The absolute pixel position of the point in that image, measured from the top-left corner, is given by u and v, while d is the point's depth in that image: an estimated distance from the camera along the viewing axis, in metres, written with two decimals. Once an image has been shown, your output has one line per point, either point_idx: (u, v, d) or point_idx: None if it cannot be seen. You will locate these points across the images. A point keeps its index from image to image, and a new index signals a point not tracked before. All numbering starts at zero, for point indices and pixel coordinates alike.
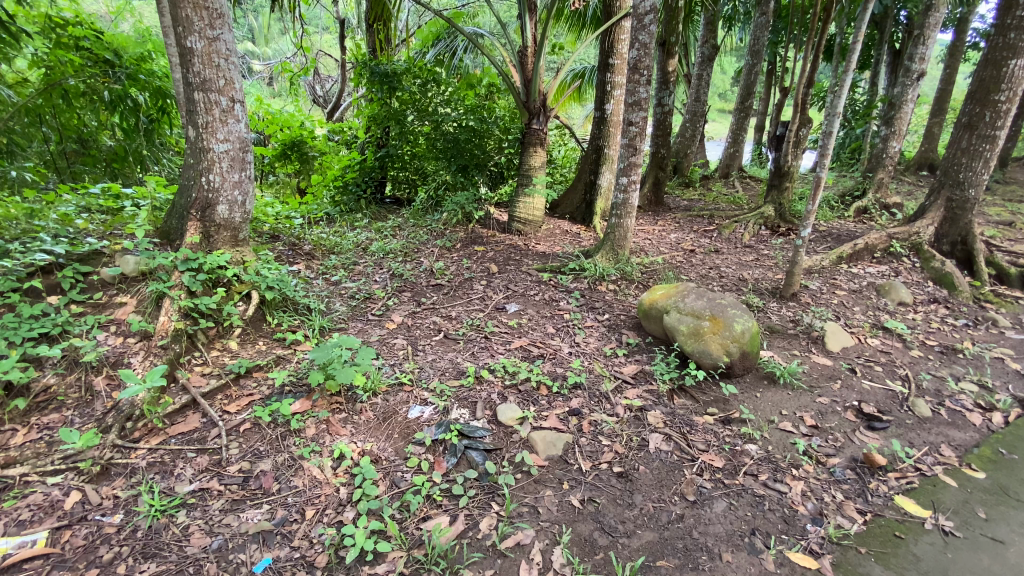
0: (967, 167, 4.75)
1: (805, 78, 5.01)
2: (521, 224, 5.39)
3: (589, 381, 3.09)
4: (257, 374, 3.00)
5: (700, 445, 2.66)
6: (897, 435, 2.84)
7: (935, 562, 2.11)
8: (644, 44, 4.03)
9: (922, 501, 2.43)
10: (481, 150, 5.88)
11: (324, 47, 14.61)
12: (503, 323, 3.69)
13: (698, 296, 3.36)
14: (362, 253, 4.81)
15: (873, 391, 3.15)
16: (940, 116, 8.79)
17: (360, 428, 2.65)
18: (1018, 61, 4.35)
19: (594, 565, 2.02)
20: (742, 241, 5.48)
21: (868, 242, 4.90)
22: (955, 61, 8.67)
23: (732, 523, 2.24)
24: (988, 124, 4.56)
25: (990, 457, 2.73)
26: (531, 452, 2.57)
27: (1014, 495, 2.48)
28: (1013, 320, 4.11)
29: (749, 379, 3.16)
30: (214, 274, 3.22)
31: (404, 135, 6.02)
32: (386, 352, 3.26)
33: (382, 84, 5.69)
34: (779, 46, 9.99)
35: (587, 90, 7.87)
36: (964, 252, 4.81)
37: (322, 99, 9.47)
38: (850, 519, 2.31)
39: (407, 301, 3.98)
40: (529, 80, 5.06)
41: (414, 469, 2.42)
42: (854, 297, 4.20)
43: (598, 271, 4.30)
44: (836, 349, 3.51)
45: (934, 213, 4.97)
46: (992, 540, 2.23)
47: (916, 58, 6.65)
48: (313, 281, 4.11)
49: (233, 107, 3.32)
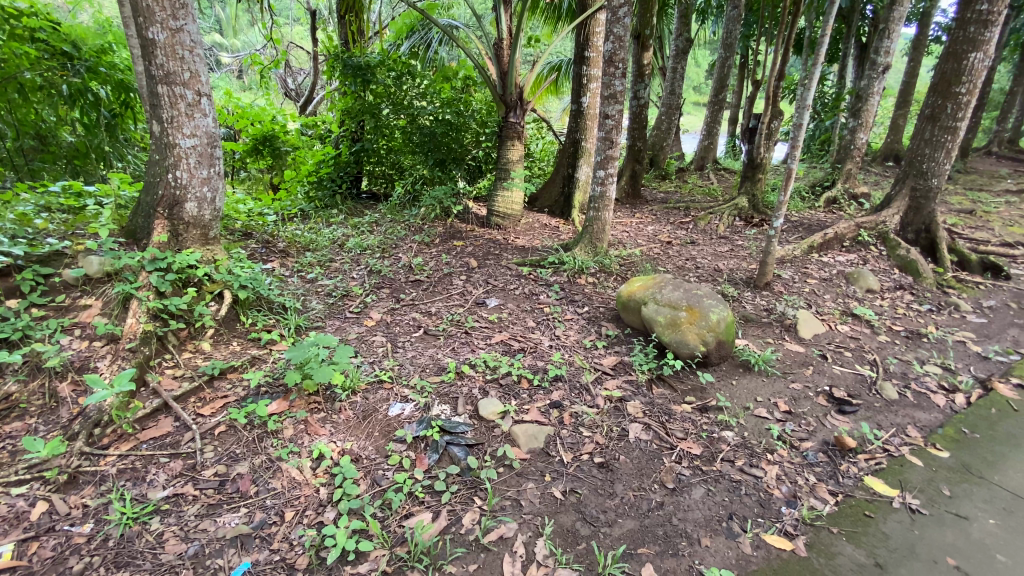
0: (930, 157, 4.90)
1: (776, 71, 5.09)
2: (500, 218, 5.43)
3: (569, 373, 3.11)
4: (231, 376, 2.92)
5: (679, 434, 2.71)
6: (866, 418, 2.93)
7: (903, 540, 2.18)
8: (618, 37, 4.06)
9: (890, 480, 2.51)
10: (458, 143, 5.84)
11: (296, 39, 14.58)
12: (483, 318, 3.67)
13: (675, 286, 3.41)
14: (338, 250, 4.73)
15: (843, 375, 3.26)
16: (904, 107, 9.05)
17: (339, 427, 2.62)
18: (978, 53, 4.50)
19: (577, 555, 2.05)
20: (717, 232, 5.57)
21: (837, 231, 5.03)
22: (919, 55, 8.91)
23: (710, 508, 2.29)
24: (950, 115, 4.71)
25: (953, 436, 2.82)
26: (513, 445, 2.57)
27: (977, 472, 2.57)
28: (974, 304, 4.26)
29: (725, 367, 3.23)
30: (184, 274, 3.12)
31: (380, 129, 5.85)
32: (365, 350, 3.22)
33: (355, 77, 5.58)
34: (752, 39, 10.14)
35: (563, 83, 7.89)
36: (928, 240, 4.97)
37: (294, 92, 9.29)
38: (823, 500, 2.38)
39: (385, 297, 3.93)
40: (505, 72, 5.02)
41: (396, 467, 2.41)
42: (825, 285, 4.32)
43: (577, 265, 4.34)
44: (808, 336, 3.61)
45: (899, 203, 5.11)
46: (956, 516, 2.31)
47: (881, 52, 6.78)
48: (288, 279, 4.03)
49: (200, 101, 3.21)
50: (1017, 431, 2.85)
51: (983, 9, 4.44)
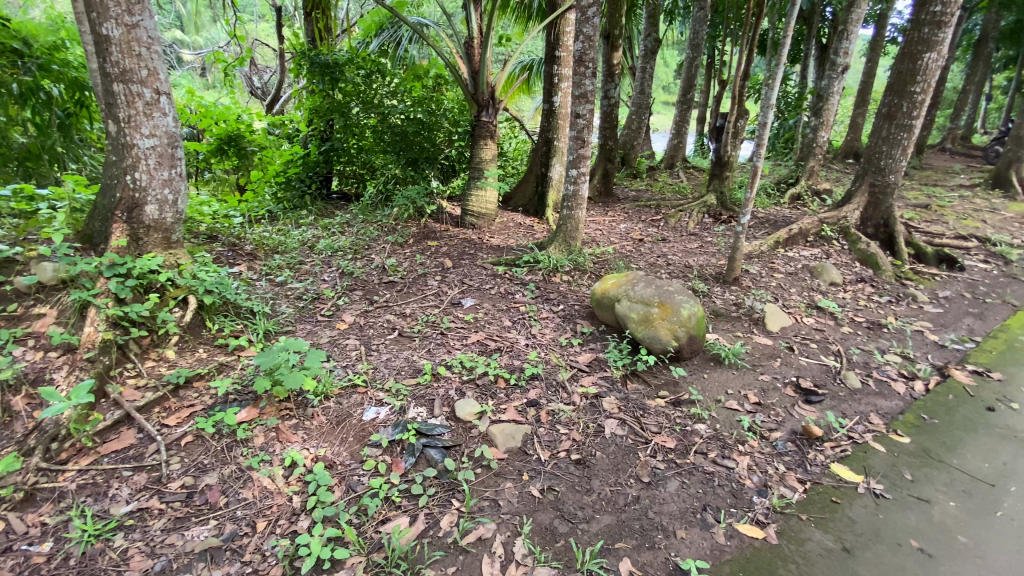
0: (887, 154, 5.11)
1: (742, 71, 5.21)
2: (474, 218, 5.40)
3: (545, 371, 3.13)
4: (198, 384, 2.83)
5: (653, 428, 2.75)
6: (831, 407, 3.03)
7: (868, 524, 2.25)
8: (588, 37, 4.09)
9: (855, 467, 2.59)
10: (430, 142, 5.78)
11: (262, 36, 14.24)
12: (459, 319, 3.65)
13: (647, 283, 3.46)
14: (308, 252, 4.63)
15: (809, 366, 3.36)
16: (863, 106, 9.40)
17: (312, 433, 2.56)
18: (932, 54, 4.70)
19: (555, 553, 2.06)
20: (687, 229, 5.68)
21: (801, 226, 5.18)
22: (875, 56, 9.26)
23: (685, 500, 2.33)
24: (906, 114, 4.91)
25: (913, 422, 2.92)
26: (490, 446, 2.57)
27: (936, 456, 2.66)
28: (930, 295, 4.45)
29: (697, 361, 3.30)
30: (145, 279, 3.01)
31: (349, 128, 5.77)
32: (338, 354, 3.16)
33: (323, 75, 5.50)
34: (718, 39, 10.37)
35: (535, 82, 7.91)
36: (886, 234, 5.18)
37: (260, 91, 9.07)
38: (793, 488, 2.45)
39: (358, 299, 3.87)
40: (476, 71, 5.00)
41: (372, 472, 2.37)
42: (791, 279, 4.45)
43: (552, 263, 4.36)
44: (776, 329, 3.71)
45: (859, 198, 5.31)
46: (918, 500, 2.39)
47: (840, 52, 7.02)
48: (257, 283, 3.93)
49: (159, 99, 3.09)
50: (973, 415, 2.96)
51: (937, 10, 4.62)
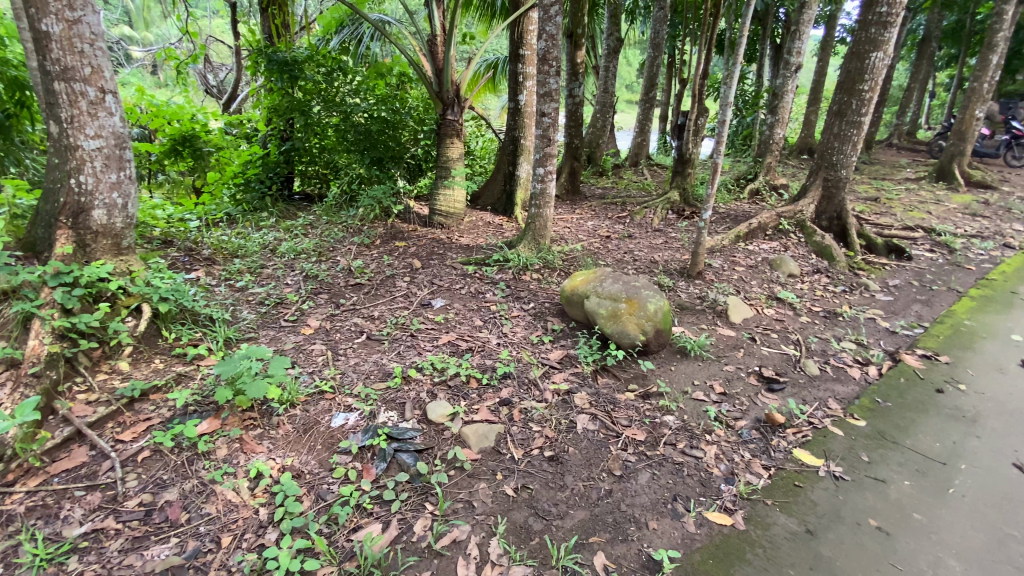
0: (839, 150, 5.33)
1: (701, 70, 5.34)
2: (442, 217, 5.35)
3: (517, 369, 3.13)
4: (155, 397, 2.70)
5: (624, 421, 2.79)
6: (792, 394, 3.14)
7: (829, 505, 2.34)
8: (551, 36, 4.11)
9: (815, 451, 2.68)
10: (395, 142, 5.69)
11: (216, 32, 13.76)
12: (428, 320, 3.61)
13: (615, 279, 3.51)
14: (269, 255, 4.49)
15: (770, 356, 3.48)
16: (815, 104, 9.79)
17: (278, 443, 2.49)
18: (878, 53, 4.92)
19: (531, 551, 2.06)
20: (652, 225, 5.79)
21: (760, 221, 5.36)
22: (826, 56, 9.65)
23: (656, 491, 2.38)
24: (855, 111, 5.13)
25: (868, 406, 3.04)
26: (463, 447, 2.55)
27: (890, 437, 2.77)
28: (881, 284, 4.66)
29: (664, 354, 3.36)
30: (94, 288, 2.85)
31: (310, 127, 5.62)
32: (303, 360, 3.08)
33: (281, 72, 5.33)
34: (678, 39, 10.59)
35: (501, 80, 7.90)
36: (840, 226, 5.41)
37: (216, 89, 8.76)
38: (758, 474, 2.53)
39: (324, 303, 3.78)
40: (440, 69, 4.95)
41: (341, 479, 2.32)
42: (752, 272, 4.60)
43: (521, 261, 4.37)
44: (738, 321, 3.83)
45: (814, 193, 5.52)
46: (875, 480, 2.49)
47: (793, 52, 7.27)
48: (216, 289, 3.78)
49: (104, 98, 2.93)
50: (924, 397, 3.09)
51: (883, 11, 4.83)
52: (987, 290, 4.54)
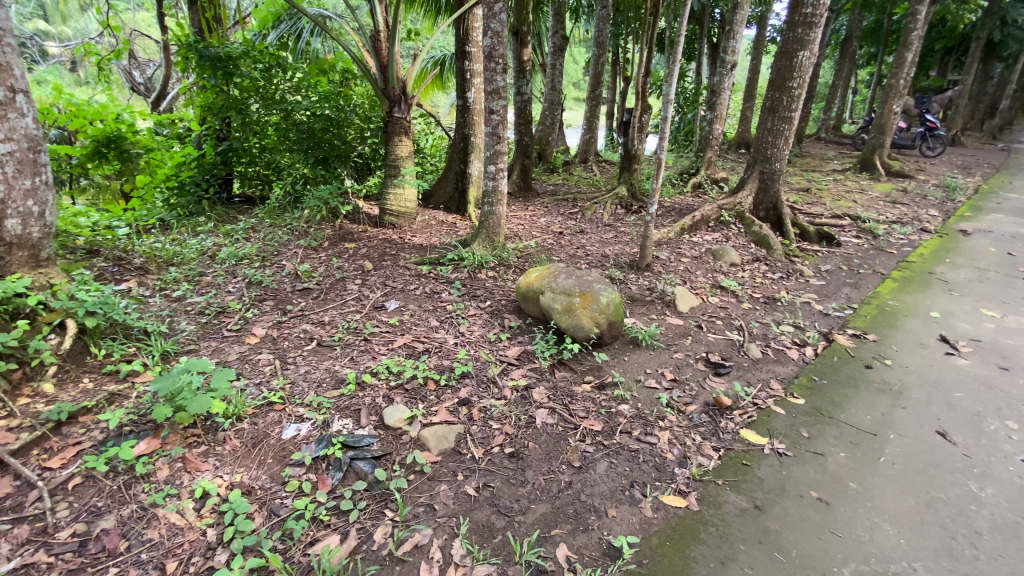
0: (772, 144, 5.62)
1: (643, 68, 5.50)
2: (393, 217, 5.26)
3: (475, 368, 3.12)
4: (85, 419, 2.50)
5: (581, 413, 2.84)
6: (738, 377, 3.30)
7: (775, 481, 2.47)
8: (496, 33, 4.11)
9: (760, 430, 2.83)
10: (341, 140, 5.51)
11: (141, 26, 12.91)
12: (383, 323, 3.53)
13: (568, 274, 3.56)
14: (208, 262, 4.26)
15: (716, 342, 3.64)
16: (751, 100, 10.29)
17: (225, 459, 2.37)
18: (804, 53, 5.22)
19: (494, 549, 2.06)
20: (603, 220, 5.91)
21: (703, 213, 5.59)
22: (759, 54, 10.15)
23: (614, 480, 2.44)
24: (786, 107, 5.43)
25: (806, 385, 3.23)
26: (422, 450, 2.52)
27: (827, 413, 2.96)
28: (814, 270, 4.97)
29: (617, 345, 3.45)
30: (10, 304, 2.59)
31: (249, 125, 5.36)
32: (250, 370, 2.94)
33: (214, 69, 5.06)
34: (621, 37, 10.84)
35: (448, 77, 7.83)
36: (776, 217, 5.71)
37: (143, 87, 8.22)
38: (709, 456, 2.64)
39: (270, 310, 3.63)
40: (385, 65, 4.84)
41: (295, 492, 2.24)
42: (697, 262, 4.79)
43: (476, 260, 4.35)
44: (686, 310, 3.98)
45: (751, 185, 5.81)
46: (814, 453, 2.65)
47: (728, 51, 7.60)
48: (150, 300, 3.55)
49: (14, 98, 2.67)
50: (855, 373, 3.33)
51: (807, 12, 5.12)
52: (907, 271, 4.93)
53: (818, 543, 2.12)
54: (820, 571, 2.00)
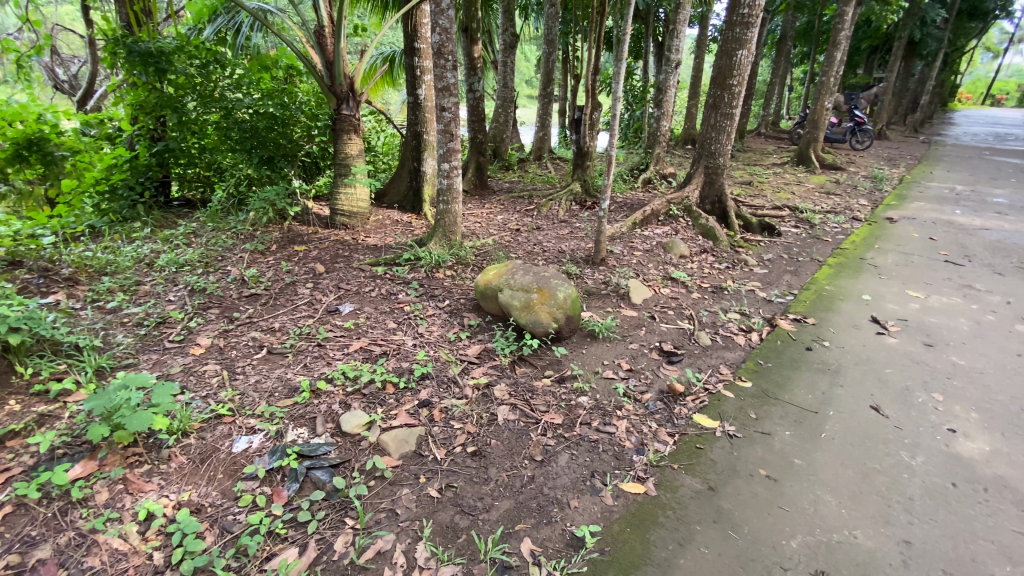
0: (716, 140, 5.85)
1: (592, 66, 5.59)
2: (345, 218, 5.14)
3: (435, 369, 3.09)
4: (11, 444, 2.31)
5: (542, 407, 2.88)
6: (689, 364, 3.43)
7: (726, 462, 2.59)
8: (444, 29, 4.07)
9: (712, 414, 2.95)
10: (287, 139, 5.31)
11: (63, 19, 12.06)
12: (338, 327, 3.44)
13: (525, 271, 3.58)
14: (146, 270, 4.02)
15: (669, 331, 3.76)
16: (695, 98, 10.67)
17: (171, 478, 2.25)
18: (743, 52, 5.46)
19: (458, 549, 2.05)
20: (558, 216, 5.98)
21: (653, 208, 5.75)
22: (702, 53, 10.52)
23: (575, 471, 2.48)
24: (728, 104, 5.66)
25: (753, 368, 3.40)
26: (382, 455, 2.48)
27: (772, 395, 3.12)
28: (758, 259, 5.21)
29: (575, 339, 3.51)
30: None
31: (186, 125, 5.10)
32: (195, 383, 2.81)
33: (144, 65, 4.74)
34: (571, 35, 10.99)
35: (399, 74, 7.69)
36: (721, 209, 5.96)
37: (67, 85, 7.67)
38: (665, 442, 2.73)
39: (215, 319, 3.46)
40: (331, 61, 4.70)
41: (249, 507, 2.16)
42: (649, 255, 4.93)
43: (433, 259, 4.31)
44: (640, 301, 4.09)
45: (697, 179, 6.02)
46: (762, 433, 2.79)
47: (673, 49, 7.84)
48: (80, 313, 3.32)
49: None
50: (797, 355, 3.52)
51: (745, 13, 5.34)
52: (842, 258, 5.25)
53: (767, 518, 2.24)
54: (770, 545, 2.10)
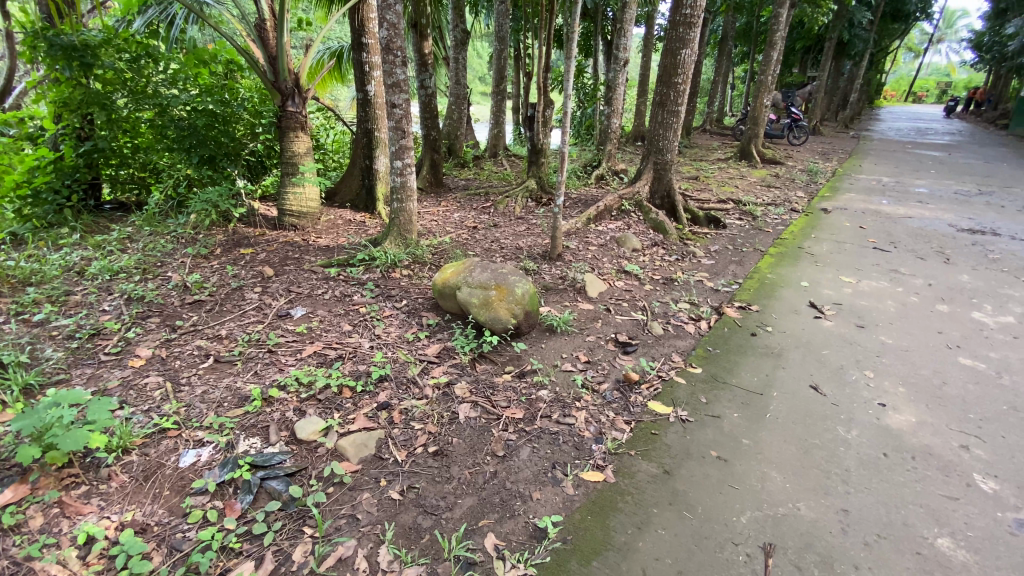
0: (663, 136, 6.03)
1: (543, 64, 5.64)
2: (294, 218, 4.97)
3: (394, 370, 3.06)
4: None
5: (503, 403, 2.90)
6: (644, 353, 3.54)
7: (680, 446, 2.69)
8: (392, 24, 4.00)
9: (665, 401, 3.06)
10: (228, 137, 5.01)
11: None
12: (289, 331, 3.34)
13: (482, 268, 3.59)
14: (77, 279, 3.76)
15: (624, 323, 3.87)
16: (644, 95, 10.96)
17: (113, 498, 2.13)
18: (686, 51, 5.66)
19: (421, 550, 2.05)
20: (515, 213, 6.01)
21: (606, 204, 5.88)
22: (649, 51, 10.82)
23: (537, 464, 2.52)
24: (673, 101, 5.85)
25: (703, 355, 3.54)
26: (341, 460, 2.43)
27: (721, 379, 3.27)
28: (705, 250, 5.43)
29: (533, 334, 3.55)
30: None
31: (116, 123, 4.84)
32: (136, 396, 2.65)
33: (68, 59, 4.42)
34: (521, 33, 11.04)
35: (347, 69, 7.49)
36: (670, 203, 6.16)
37: None
38: (622, 430, 2.81)
39: (156, 328, 3.28)
40: (274, 56, 4.52)
41: (199, 523, 2.06)
42: (603, 250, 5.04)
43: (389, 259, 4.24)
44: (596, 295, 4.18)
45: (647, 175, 6.20)
46: (712, 417, 2.92)
47: (621, 48, 8.01)
48: (2, 327, 3.06)
49: None
50: (743, 341, 3.70)
51: (687, 13, 5.53)
52: (782, 247, 5.54)
53: (719, 497, 2.35)
54: (722, 522, 2.21)
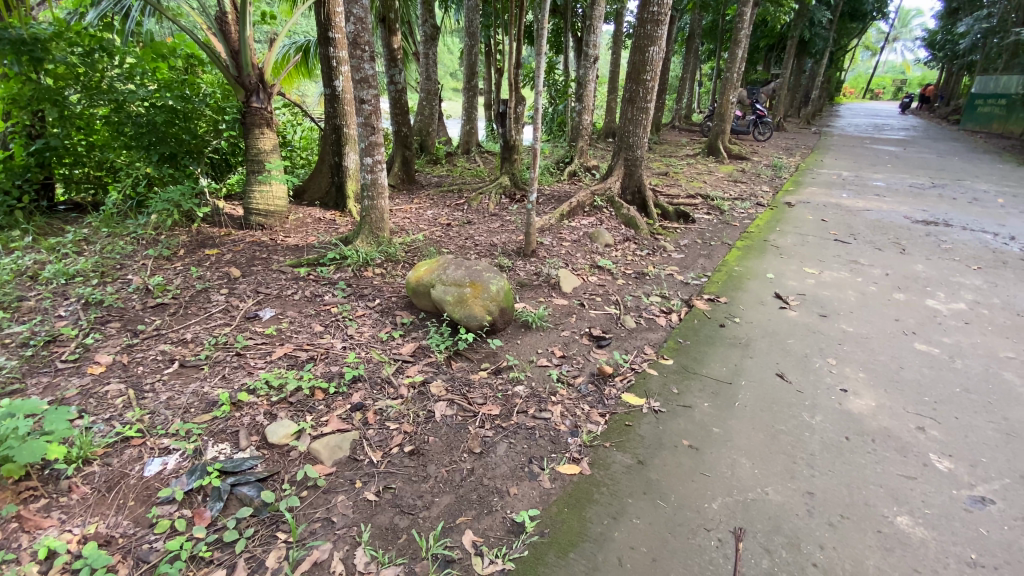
0: (633, 133, 6.10)
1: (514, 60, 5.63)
2: (261, 217, 4.85)
3: (368, 370, 3.02)
4: None
5: (479, 400, 2.90)
6: (617, 347, 3.59)
7: (653, 436, 2.75)
8: (359, 19, 3.92)
9: (638, 392, 3.11)
10: (190, 134, 4.85)
11: None
12: (258, 334, 3.26)
13: (457, 265, 3.57)
14: (29, 283, 3.58)
15: (598, 317, 3.91)
16: (615, 92, 11.07)
17: (74, 510, 2.05)
18: (654, 48, 5.73)
19: (399, 550, 2.03)
20: (488, 210, 6.00)
21: (579, 200, 5.93)
22: (619, 48, 10.93)
23: (514, 459, 2.54)
24: (642, 98, 5.93)
25: (674, 346, 3.62)
26: (315, 463, 2.40)
27: (691, 370, 3.35)
28: (676, 245, 5.54)
29: (508, 330, 3.56)
30: None
31: (69, 120, 4.61)
32: (97, 405, 2.55)
33: (16, 54, 4.15)
34: (492, 29, 11.00)
35: (314, 64, 7.33)
36: (641, 199, 6.25)
37: None
38: (597, 422, 2.85)
39: (117, 333, 3.15)
40: (236, 50, 4.39)
41: (167, 533, 2.00)
42: (577, 245, 5.08)
43: (360, 258, 4.18)
44: (570, 290, 4.22)
45: (618, 171, 6.27)
46: (683, 407, 2.99)
47: (591, 45, 8.06)
48: None
49: None
50: (712, 332, 3.80)
51: (654, 11, 5.60)
52: (749, 240, 5.69)
53: (692, 484, 2.41)
54: (694, 509, 2.27)
